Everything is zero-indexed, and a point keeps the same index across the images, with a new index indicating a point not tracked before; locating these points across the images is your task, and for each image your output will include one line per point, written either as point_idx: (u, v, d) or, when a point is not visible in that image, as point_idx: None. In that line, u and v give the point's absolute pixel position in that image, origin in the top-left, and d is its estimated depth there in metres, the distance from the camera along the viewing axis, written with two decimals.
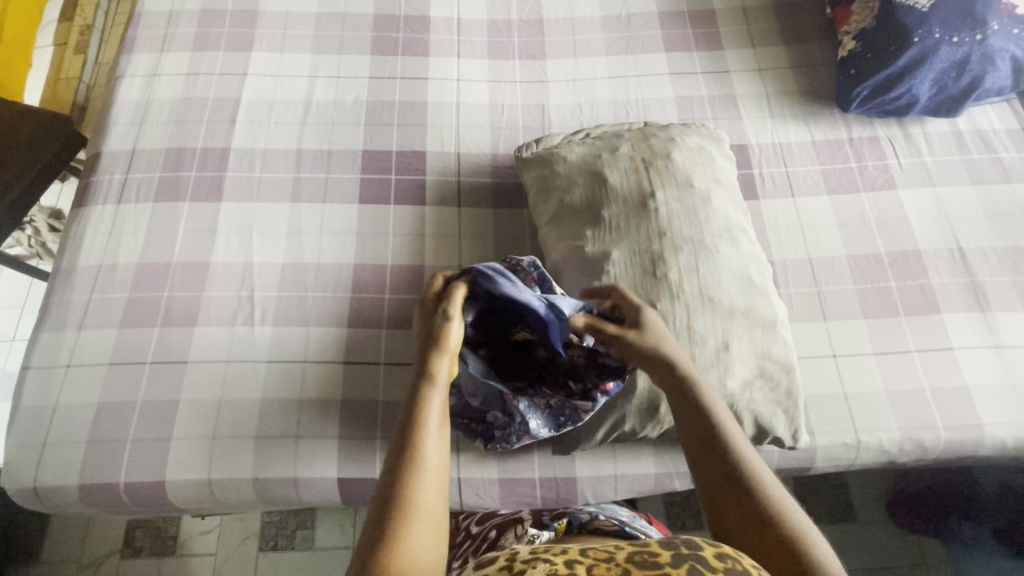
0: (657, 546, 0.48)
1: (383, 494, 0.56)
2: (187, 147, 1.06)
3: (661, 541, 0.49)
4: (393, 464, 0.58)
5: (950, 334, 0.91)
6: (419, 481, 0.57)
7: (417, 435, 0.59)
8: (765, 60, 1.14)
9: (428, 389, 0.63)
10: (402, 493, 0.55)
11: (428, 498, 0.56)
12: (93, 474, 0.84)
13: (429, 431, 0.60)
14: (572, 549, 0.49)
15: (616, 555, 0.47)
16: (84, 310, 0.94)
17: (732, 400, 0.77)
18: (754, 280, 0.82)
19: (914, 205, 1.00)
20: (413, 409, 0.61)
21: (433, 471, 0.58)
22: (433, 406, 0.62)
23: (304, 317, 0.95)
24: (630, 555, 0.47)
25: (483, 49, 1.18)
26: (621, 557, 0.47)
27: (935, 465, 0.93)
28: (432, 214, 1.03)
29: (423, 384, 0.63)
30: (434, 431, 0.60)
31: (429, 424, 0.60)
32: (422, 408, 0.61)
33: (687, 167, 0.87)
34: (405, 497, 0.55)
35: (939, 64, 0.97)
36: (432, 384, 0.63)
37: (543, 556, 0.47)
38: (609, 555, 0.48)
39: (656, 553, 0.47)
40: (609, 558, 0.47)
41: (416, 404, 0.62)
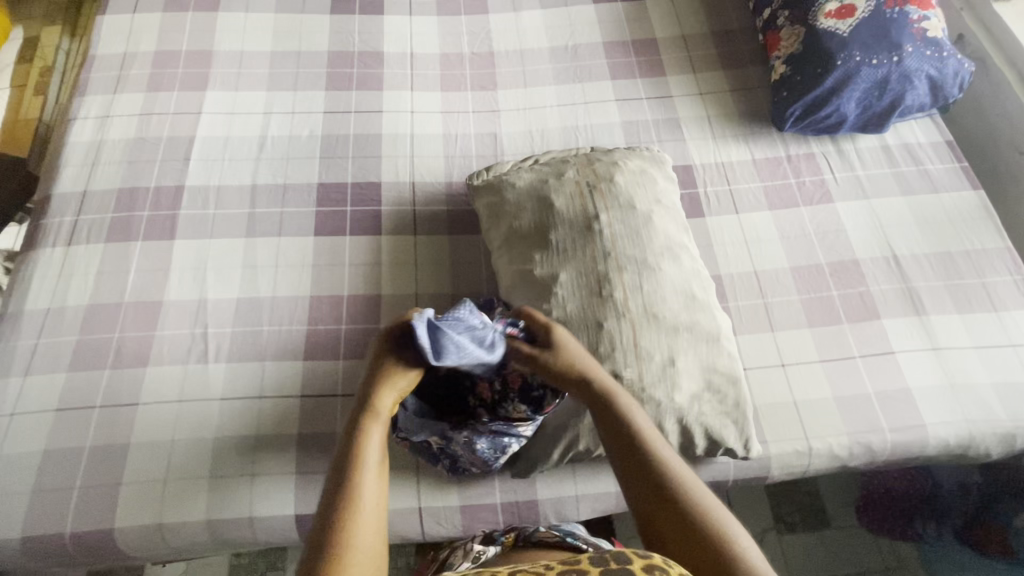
0: (587, 563, 0.51)
1: (314, 545, 0.55)
2: (140, 187, 1.06)
3: (591, 557, 0.51)
4: (325, 512, 0.57)
5: (890, 339, 0.95)
6: (356, 528, 0.57)
7: (354, 480, 0.59)
8: (705, 85, 1.20)
9: (369, 429, 0.62)
10: (336, 540, 0.55)
11: (365, 544, 0.56)
12: (38, 525, 0.82)
13: (366, 474, 0.59)
14: (504, 572, 0.51)
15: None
16: (31, 355, 0.92)
17: (682, 414, 0.78)
18: (696, 295, 0.84)
19: (850, 217, 1.05)
20: (350, 451, 0.61)
21: (371, 516, 0.58)
22: (373, 446, 0.61)
23: (259, 351, 0.94)
24: None
25: (435, 82, 1.22)
26: None
27: (888, 467, 0.95)
28: (388, 242, 1.04)
29: (364, 422, 0.62)
30: (372, 474, 0.60)
31: (366, 469, 0.59)
32: (359, 451, 0.61)
33: (630, 190, 0.90)
34: (341, 546, 0.55)
35: (862, 84, 1.03)
36: (374, 421, 0.62)
37: None
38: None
39: (584, 571, 0.49)
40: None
41: (355, 444, 0.61)
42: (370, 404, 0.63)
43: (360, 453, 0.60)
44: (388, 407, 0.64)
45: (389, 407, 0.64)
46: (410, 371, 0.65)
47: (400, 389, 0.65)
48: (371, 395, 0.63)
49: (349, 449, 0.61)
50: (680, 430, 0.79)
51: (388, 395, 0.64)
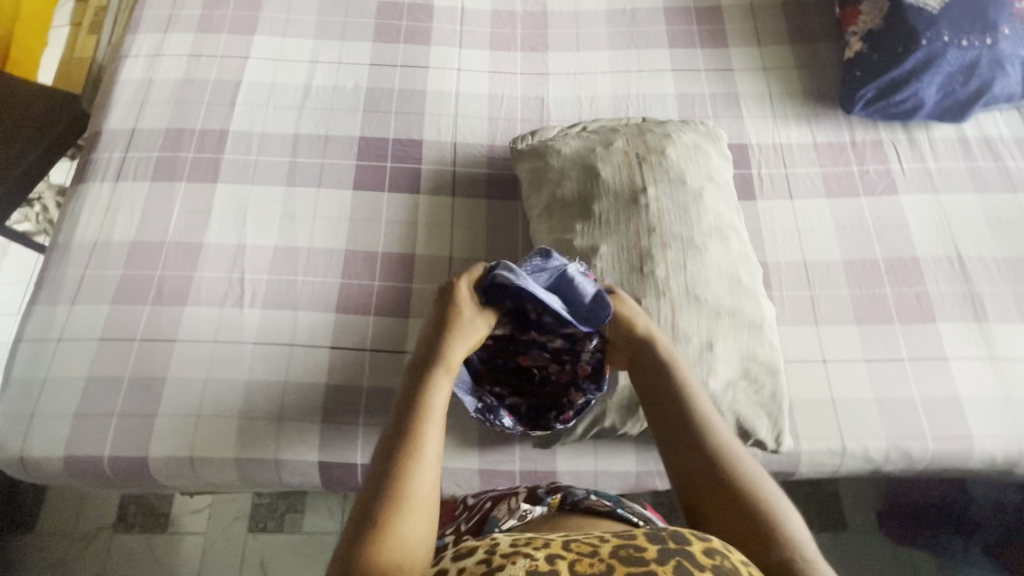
0: (643, 539, 0.48)
1: (374, 481, 0.55)
2: (186, 128, 1.07)
3: (647, 534, 0.49)
4: (389, 446, 0.57)
5: (944, 343, 0.89)
6: (416, 468, 0.56)
7: (418, 420, 0.58)
8: (770, 59, 1.13)
9: (438, 374, 0.62)
10: (395, 478, 0.55)
11: (423, 489, 0.55)
12: (78, 445, 0.86)
13: (432, 417, 0.59)
14: (556, 542, 0.48)
15: (599, 549, 0.47)
16: (77, 285, 0.95)
17: (715, 401, 0.76)
18: (742, 280, 0.80)
19: (915, 211, 0.98)
20: (418, 391, 0.61)
21: (432, 460, 0.57)
22: (440, 391, 0.61)
23: (293, 300, 0.95)
24: (613, 551, 0.46)
25: (485, 39, 1.18)
26: (604, 553, 0.46)
27: (924, 477, 0.91)
28: (425, 202, 1.03)
29: (433, 369, 0.62)
30: (436, 417, 0.59)
31: (432, 413, 0.59)
32: (425, 394, 0.60)
33: (681, 164, 0.86)
34: (399, 486, 0.54)
35: (946, 68, 0.95)
36: (443, 367, 0.63)
37: (523, 550, 0.47)
38: (593, 548, 0.47)
39: (642, 549, 0.46)
40: (593, 552, 0.47)
41: (423, 388, 0.61)
42: (440, 349, 0.64)
43: (426, 396, 0.60)
44: (456, 356, 0.64)
45: (458, 356, 0.64)
46: (473, 324, 0.66)
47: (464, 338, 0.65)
48: (441, 341, 0.64)
49: (417, 391, 0.61)
50: None
51: (452, 343, 0.64)
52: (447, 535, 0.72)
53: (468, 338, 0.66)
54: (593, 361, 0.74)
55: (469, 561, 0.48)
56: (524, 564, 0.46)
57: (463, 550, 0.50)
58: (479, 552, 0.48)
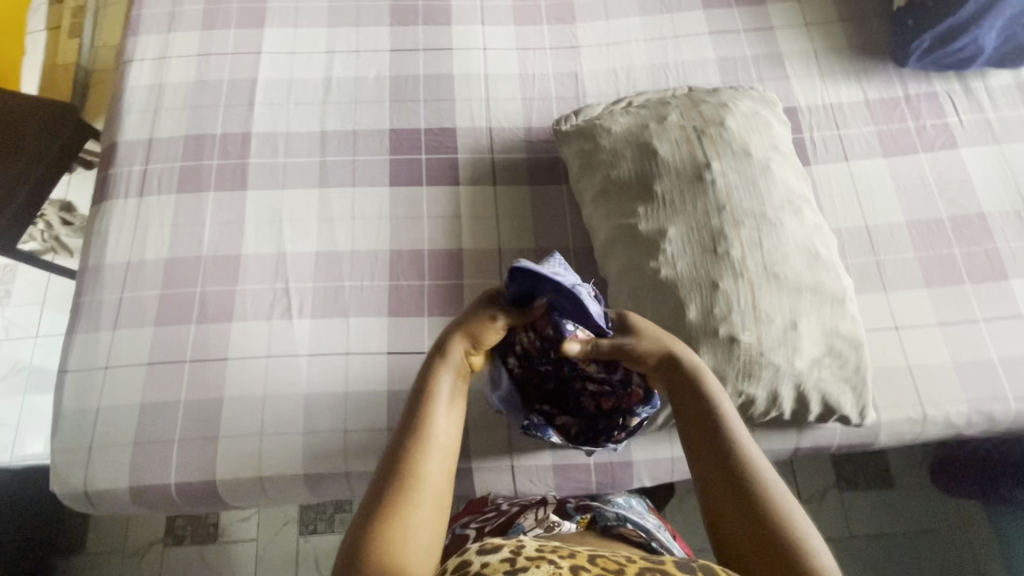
0: (670, 564, 0.50)
1: (377, 483, 0.55)
2: (206, 134, 1.01)
3: (675, 561, 0.50)
4: (396, 443, 0.57)
5: (1019, 301, 0.87)
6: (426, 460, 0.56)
7: (420, 420, 0.58)
8: (811, 15, 1.07)
9: (439, 371, 0.61)
10: (400, 480, 0.54)
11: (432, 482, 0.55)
12: (142, 473, 0.83)
13: (438, 410, 0.59)
14: (581, 554, 0.49)
15: (626, 568, 0.48)
16: (117, 308, 0.91)
17: (801, 380, 0.73)
18: (820, 253, 0.77)
19: (977, 165, 0.95)
20: (422, 392, 0.60)
21: (441, 450, 0.57)
22: (443, 389, 0.60)
23: (342, 307, 0.92)
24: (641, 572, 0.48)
25: (508, 14, 1.11)
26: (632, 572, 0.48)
27: (998, 436, 0.90)
28: (466, 194, 0.98)
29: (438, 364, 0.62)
30: (441, 414, 0.59)
31: (435, 414, 0.58)
32: (429, 393, 0.60)
33: (743, 135, 0.82)
34: (404, 487, 0.54)
35: (1009, 10, 0.90)
36: (445, 365, 0.61)
37: (549, 556, 0.48)
38: (619, 567, 0.48)
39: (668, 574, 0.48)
40: (619, 570, 0.48)
41: (426, 390, 0.60)
42: (440, 346, 0.63)
43: (430, 397, 0.59)
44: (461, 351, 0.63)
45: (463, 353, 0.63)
46: (490, 332, 0.63)
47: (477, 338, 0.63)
48: (446, 339, 0.63)
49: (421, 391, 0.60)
50: (796, 396, 0.74)
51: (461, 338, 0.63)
52: (468, 527, 0.76)
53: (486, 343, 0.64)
54: (642, 384, 0.70)
55: (493, 558, 0.47)
56: (550, 569, 0.46)
57: (486, 543, 0.50)
58: (505, 550, 0.48)
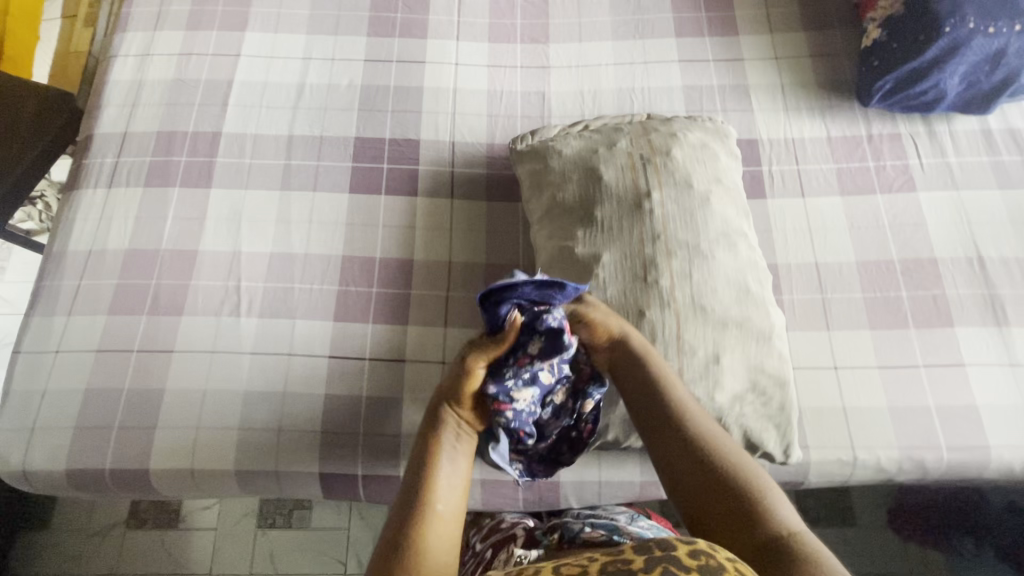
0: (630, 551, 0.49)
1: (392, 544, 0.57)
2: (178, 131, 1.04)
3: (634, 546, 0.49)
4: (404, 505, 0.60)
5: (962, 349, 0.86)
6: (436, 519, 0.59)
7: (428, 482, 0.61)
8: (782, 48, 1.07)
9: (441, 437, 0.65)
10: (413, 538, 0.57)
11: (444, 539, 0.58)
12: (80, 458, 0.85)
13: (445, 472, 0.62)
14: (546, 568, 0.50)
15: (587, 568, 0.48)
16: (74, 295, 0.94)
17: (721, 415, 0.73)
18: (751, 289, 0.77)
19: (934, 209, 0.94)
20: (428, 453, 0.63)
21: (450, 508, 0.60)
22: (445, 453, 0.64)
23: (290, 309, 0.93)
24: (601, 567, 0.47)
25: (483, 31, 1.13)
26: (593, 570, 0.48)
27: (937, 484, 0.89)
28: (424, 205, 1.00)
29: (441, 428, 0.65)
30: (447, 473, 0.62)
31: (441, 475, 0.61)
32: (432, 459, 0.63)
33: (687, 166, 0.82)
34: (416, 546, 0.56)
35: (971, 57, 0.89)
36: (443, 430, 0.65)
37: None
38: (582, 568, 0.48)
39: (628, 560, 0.47)
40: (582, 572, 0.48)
41: (429, 454, 0.63)
42: (439, 413, 0.66)
43: (435, 462, 0.62)
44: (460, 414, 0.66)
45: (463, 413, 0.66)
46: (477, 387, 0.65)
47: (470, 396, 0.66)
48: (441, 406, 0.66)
49: (423, 455, 0.64)
50: None
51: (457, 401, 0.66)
52: None
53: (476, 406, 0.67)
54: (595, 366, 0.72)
55: None
56: None
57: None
58: None
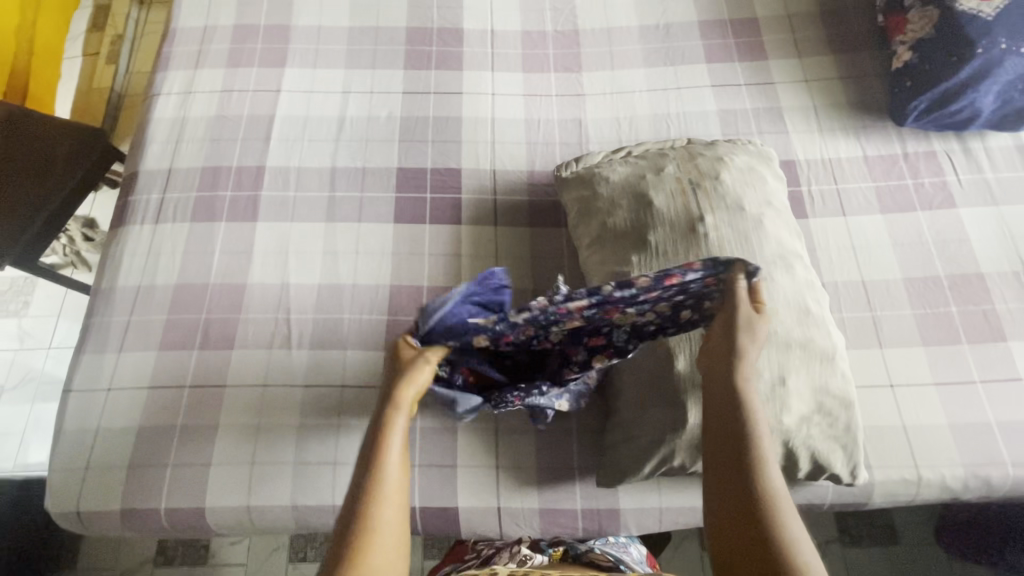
0: None
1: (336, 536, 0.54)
2: (222, 166, 1.06)
3: None
4: (349, 495, 0.56)
5: (1017, 364, 0.86)
6: (380, 507, 0.55)
7: (371, 475, 0.56)
8: (812, 71, 1.10)
9: (387, 426, 0.59)
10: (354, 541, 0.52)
11: (387, 528, 0.54)
12: (134, 496, 0.84)
13: (387, 459, 0.57)
14: None
15: None
16: (124, 331, 0.94)
17: (789, 437, 0.73)
18: (810, 309, 0.78)
19: (976, 225, 0.95)
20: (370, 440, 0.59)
21: (392, 495, 0.56)
22: (391, 442, 0.58)
23: (341, 339, 0.94)
24: None
25: (517, 62, 1.16)
26: None
27: (998, 502, 0.88)
28: (468, 232, 1.01)
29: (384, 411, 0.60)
30: (391, 465, 0.57)
31: (384, 470, 0.56)
32: (377, 452, 0.57)
33: (737, 189, 0.83)
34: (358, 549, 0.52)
35: (1005, 76, 0.92)
36: (392, 419, 0.59)
37: None
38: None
39: None
40: None
41: (373, 445, 0.58)
42: (385, 401, 0.61)
43: (382, 451, 0.57)
44: (409, 397, 0.61)
45: (411, 397, 0.61)
46: (423, 370, 0.63)
47: (414, 378, 0.62)
48: (387, 393, 0.61)
49: (370, 445, 0.58)
50: (785, 453, 0.74)
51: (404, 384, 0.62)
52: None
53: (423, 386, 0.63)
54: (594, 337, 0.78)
55: None
56: None
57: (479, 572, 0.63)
58: None
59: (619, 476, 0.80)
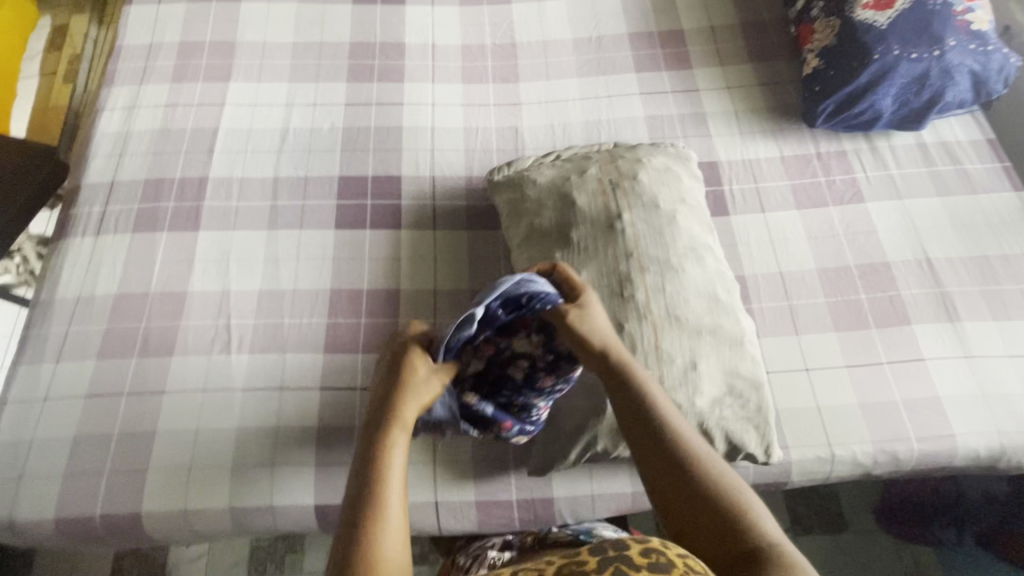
0: (586, 552, 0.49)
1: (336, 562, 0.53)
2: (165, 178, 1.08)
3: (590, 547, 0.49)
4: (348, 519, 0.55)
5: (920, 345, 0.92)
6: (381, 529, 0.55)
7: (378, 484, 0.57)
8: (733, 79, 1.17)
9: (393, 437, 0.60)
10: (365, 547, 0.53)
11: (393, 551, 0.54)
12: (69, 506, 0.85)
13: (391, 483, 0.57)
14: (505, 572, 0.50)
15: (545, 571, 0.48)
16: (62, 343, 0.95)
17: (702, 418, 0.77)
18: (721, 298, 0.83)
19: (882, 217, 1.02)
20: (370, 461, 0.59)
21: (395, 519, 0.56)
22: (398, 454, 0.59)
23: (281, 343, 0.95)
24: (556, 569, 0.48)
25: (457, 73, 1.20)
26: (549, 573, 0.48)
27: (912, 477, 0.93)
28: (408, 237, 1.04)
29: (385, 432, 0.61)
30: (397, 475, 0.58)
31: (392, 480, 0.57)
32: (384, 461, 0.58)
33: (653, 188, 0.89)
34: (366, 556, 0.52)
35: (900, 79, 0.99)
36: (398, 430, 0.61)
37: None
38: (539, 572, 0.48)
39: (583, 561, 0.47)
40: (539, 574, 0.48)
41: (380, 453, 0.59)
42: (391, 414, 0.62)
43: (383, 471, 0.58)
44: (410, 416, 0.62)
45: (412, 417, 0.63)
46: (428, 384, 0.65)
47: (417, 397, 0.64)
48: (392, 405, 0.62)
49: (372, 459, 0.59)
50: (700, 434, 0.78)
51: (407, 403, 0.63)
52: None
53: (424, 400, 0.65)
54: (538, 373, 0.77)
55: None
56: None
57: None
58: None
59: (548, 465, 0.84)
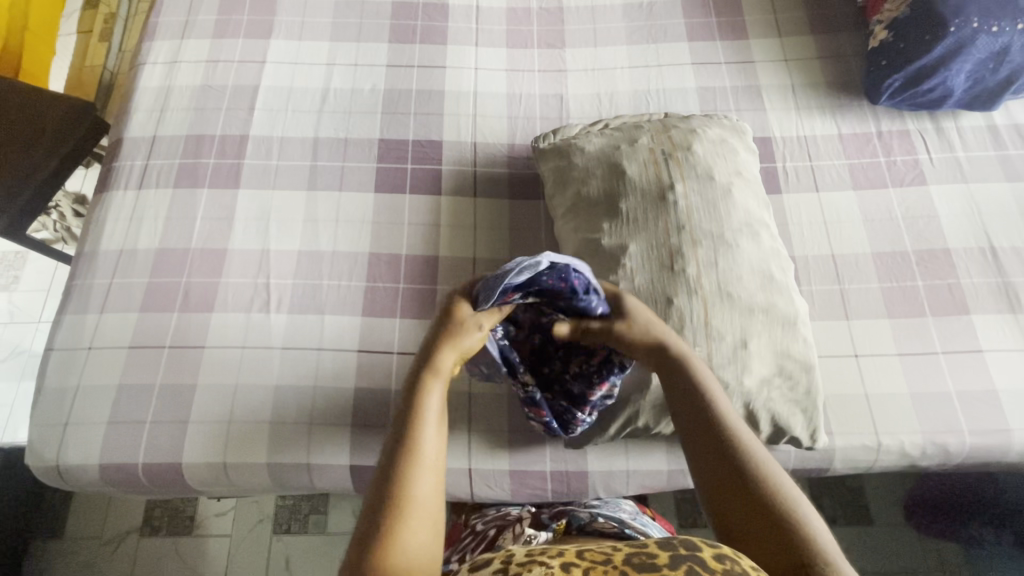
0: (654, 546, 0.46)
1: (372, 500, 0.52)
2: (206, 134, 1.07)
3: (658, 541, 0.46)
4: (387, 458, 0.54)
5: (978, 336, 0.88)
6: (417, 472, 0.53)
7: (416, 427, 0.56)
8: (791, 51, 1.11)
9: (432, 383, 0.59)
10: (398, 486, 0.52)
11: (427, 496, 0.52)
12: (112, 452, 0.86)
13: (427, 427, 0.56)
14: (569, 551, 0.46)
15: (613, 557, 0.45)
16: (106, 294, 0.96)
17: (750, 399, 0.75)
18: (774, 276, 0.80)
19: (945, 202, 0.97)
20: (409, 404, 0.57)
21: (432, 464, 0.54)
22: (433, 400, 0.58)
23: (319, 304, 0.95)
24: (627, 556, 0.44)
25: (501, 37, 1.17)
26: (618, 560, 0.44)
27: (959, 471, 0.90)
28: (447, 203, 1.03)
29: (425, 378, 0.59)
30: (433, 421, 0.57)
31: (426, 425, 0.56)
32: (420, 407, 0.57)
33: (708, 160, 0.85)
34: (401, 497, 0.51)
35: (976, 55, 0.92)
36: (435, 376, 0.60)
37: (538, 559, 0.45)
38: (605, 557, 0.45)
39: (654, 555, 0.44)
40: (606, 560, 0.44)
41: (416, 398, 0.58)
42: (431, 360, 0.60)
43: (420, 416, 0.56)
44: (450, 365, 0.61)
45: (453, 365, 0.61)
46: (473, 333, 0.63)
47: (461, 347, 0.62)
48: (433, 353, 0.61)
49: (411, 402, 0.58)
50: (746, 414, 0.76)
51: (449, 351, 0.61)
52: (454, 563, 0.75)
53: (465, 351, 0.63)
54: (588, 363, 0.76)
55: (484, 572, 0.45)
56: (540, 571, 0.43)
57: (479, 560, 0.47)
58: (496, 562, 0.46)
59: (585, 439, 0.84)
